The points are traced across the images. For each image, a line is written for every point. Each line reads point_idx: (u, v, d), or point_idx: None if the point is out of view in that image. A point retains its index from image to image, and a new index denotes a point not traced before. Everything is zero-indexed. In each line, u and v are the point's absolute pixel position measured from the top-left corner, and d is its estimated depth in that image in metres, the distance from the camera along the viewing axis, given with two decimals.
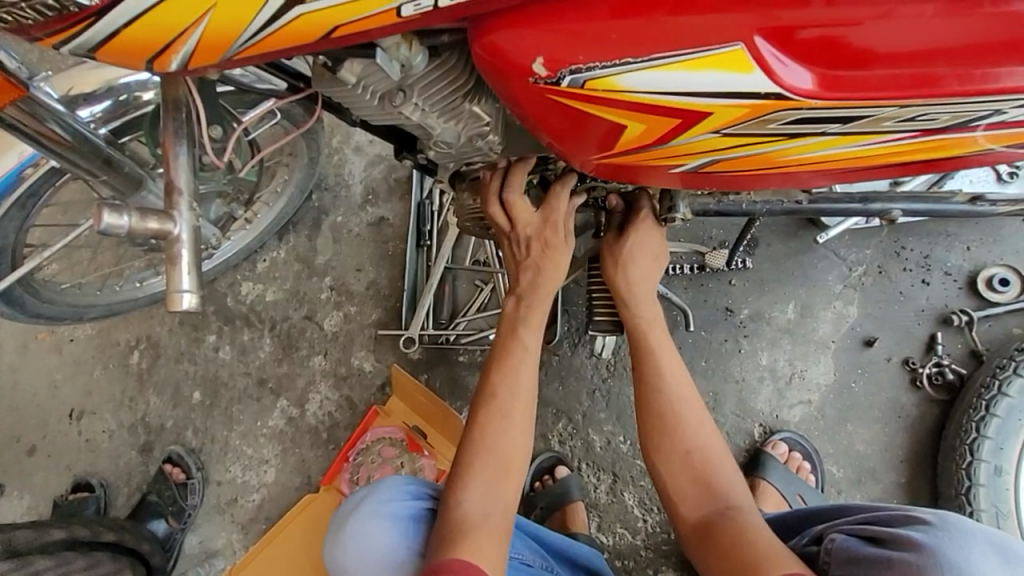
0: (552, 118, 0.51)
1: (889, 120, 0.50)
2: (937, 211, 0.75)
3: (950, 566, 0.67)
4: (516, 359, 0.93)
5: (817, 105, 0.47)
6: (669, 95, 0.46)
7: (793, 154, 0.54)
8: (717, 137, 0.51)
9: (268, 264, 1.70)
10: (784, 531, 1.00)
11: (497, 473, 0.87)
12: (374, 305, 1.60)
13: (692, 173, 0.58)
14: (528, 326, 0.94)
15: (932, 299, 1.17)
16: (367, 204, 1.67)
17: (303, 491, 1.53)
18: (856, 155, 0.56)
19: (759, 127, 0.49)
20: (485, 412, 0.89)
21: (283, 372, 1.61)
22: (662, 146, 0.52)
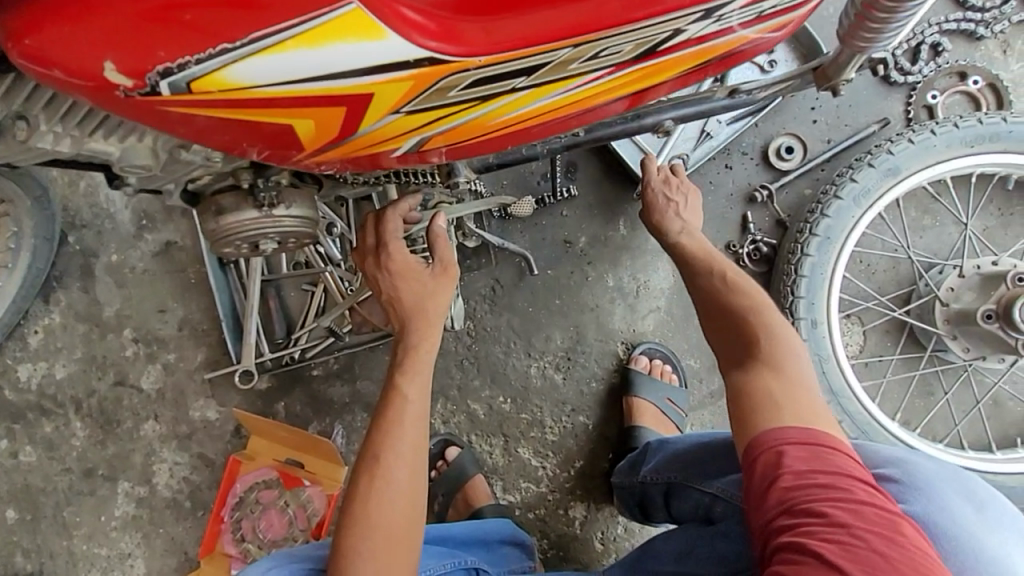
0: (214, 134, 0.49)
1: (576, 61, 0.53)
2: (704, 111, 0.73)
3: (945, 537, 0.70)
4: (395, 435, 0.74)
5: (484, 61, 0.49)
6: (297, 83, 0.45)
7: (502, 115, 0.55)
8: (400, 118, 0.51)
9: (42, 335, 1.37)
10: (681, 469, 0.98)
11: (387, 554, 0.72)
12: (195, 344, 1.35)
13: (416, 153, 0.57)
14: (418, 386, 0.76)
15: (737, 180, 1.23)
16: (143, 230, 1.37)
17: (186, 570, 1.32)
18: (563, 106, 0.57)
19: (440, 97, 0.50)
20: (365, 483, 0.73)
21: (112, 454, 1.35)
22: (352, 138, 0.52)
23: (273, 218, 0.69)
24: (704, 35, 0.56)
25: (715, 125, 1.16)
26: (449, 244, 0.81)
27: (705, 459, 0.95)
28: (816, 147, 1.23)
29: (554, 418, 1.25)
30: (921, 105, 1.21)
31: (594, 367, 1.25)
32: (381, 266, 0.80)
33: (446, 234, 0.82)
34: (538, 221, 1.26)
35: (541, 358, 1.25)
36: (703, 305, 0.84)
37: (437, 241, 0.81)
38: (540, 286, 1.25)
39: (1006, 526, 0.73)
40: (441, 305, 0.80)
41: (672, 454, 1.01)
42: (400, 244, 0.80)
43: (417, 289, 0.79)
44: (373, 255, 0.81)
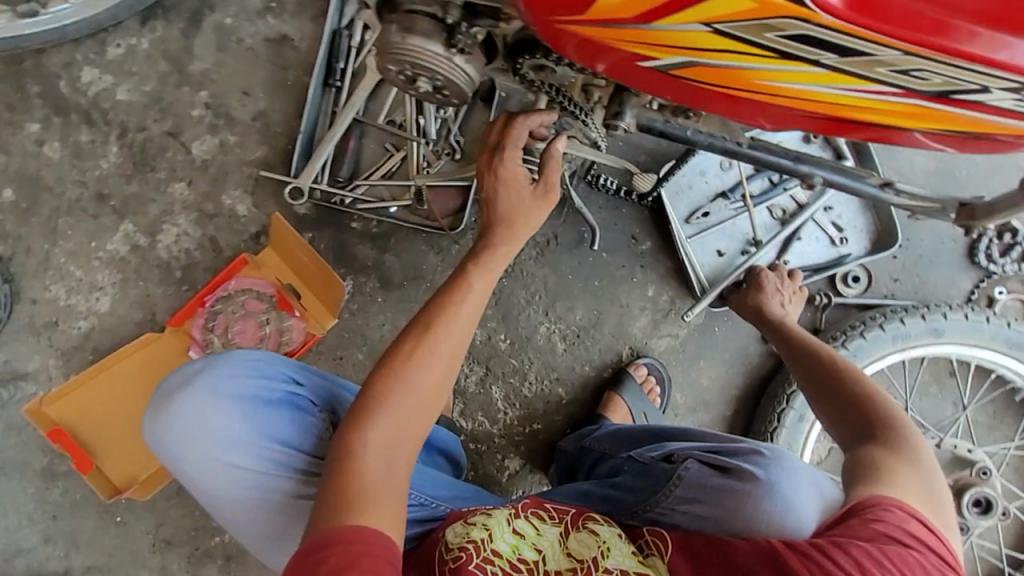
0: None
1: (886, 68, 0.53)
2: (855, 188, 0.82)
3: (782, 497, 0.78)
4: (451, 315, 0.77)
5: (826, 22, 0.48)
6: None
7: (783, 81, 0.55)
8: (707, 33, 0.51)
9: (123, 51, 1.35)
10: (615, 442, 1.05)
11: (412, 411, 0.73)
12: (259, 140, 1.35)
13: (662, 73, 0.57)
14: (482, 278, 0.80)
15: (806, 262, 1.27)
16: (268, 11, 1.35)
17: (144, 329, 1.33)
18: (822, 101, 0.58)
19: (757, 33, 0.50)
20: (417, 337, 0.75)
21: (131, 192, 1.35)
22: (642, 27, 0.51)
23: (452, 62, 0.72)
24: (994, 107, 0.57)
25: None
26: (557, 175, 0.84)
27: (635, 437, 1.02)
28: (882, 280, 1.29)
29: (536, 377, 1.31)
30: (986, 293, 1.29)
31: (594, 355, 1.31)
32: (491, 154, 0.82)
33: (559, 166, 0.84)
34: (619, 206, 1.30)
35: (554, 322, 1.30)
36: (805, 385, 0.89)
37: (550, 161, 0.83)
38: (589, 261, 1.30)
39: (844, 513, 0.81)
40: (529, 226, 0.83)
41: (613, 432, 1.07)
42: (516, 153, 0.82)
43: (517, 203, 0.82)
44: (488, 146, 0.83)
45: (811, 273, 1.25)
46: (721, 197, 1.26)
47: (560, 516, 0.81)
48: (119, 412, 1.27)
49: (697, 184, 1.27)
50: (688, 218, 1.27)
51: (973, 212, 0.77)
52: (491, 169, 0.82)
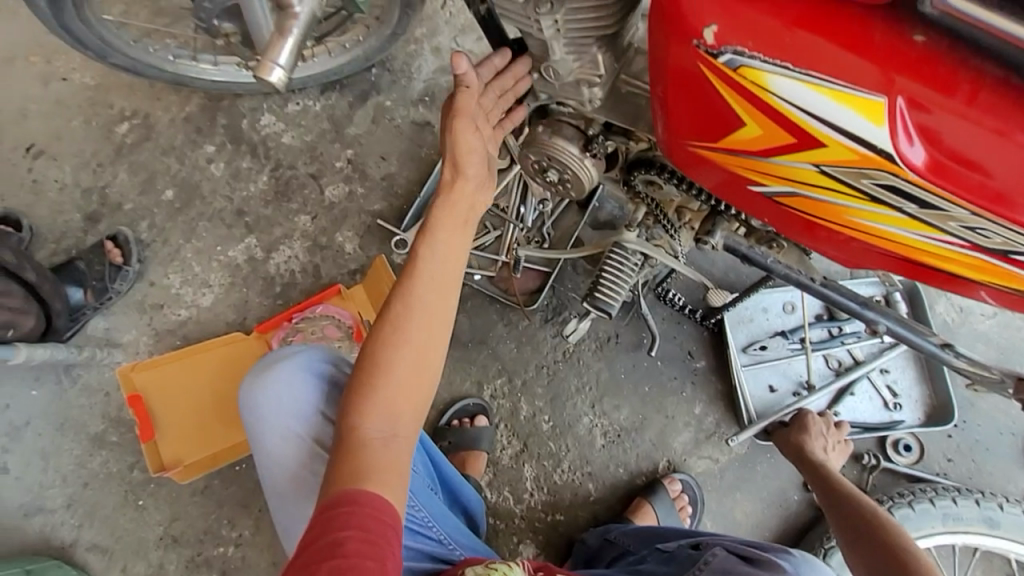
0: (682, 95, 0.63)
1: (954, 222, 0.61)
2: (913, 340, 0.95)
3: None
4: (426, 288, 0.80)
5: (912, 179, 0.58)
6: (796, 108, 0.58)
7: (862, 218, 0.65)
8: (813, 171, 0.63)
9: (299, 108, 1.66)
10: (642, 538, 1.05)
11: (402, 381, 0.77)
12: (381, 197, 1.58)
13: (769, 197, 0.70)
14: (440, 256, 0.81)
15: (858, 416, 1.29)
16: (420, 103, 1.66)
17: (232, 329, 1.49)
18: (905, 243, 0.66)
19: (855, 179, 0.61)
20: (405, 288, 0.79)
21: (264, 214, 1.58)
22: (762, 159, 0.65)
23: (583, 163, 0.89)
24: None
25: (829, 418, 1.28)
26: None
27: (657, 536, 1.03)
28: (935, 456, 1.28)
29: (570, 466, 1.32)
30: None
31: (631, 458, 1.33)
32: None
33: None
34: (681, 322, 1.39)
35: (599, 416, 1.34)
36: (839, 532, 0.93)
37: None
38: (644, 366, 1.37)
39: None
40: (479, 203, 0.86)
41: (637, 529, 1.08)
42: None
43: None
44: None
45: (860, 429, 1.28)
46: (780, 335, 1.34)
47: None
48: (186, 398, 1.39)
49: (759, 318, 1.35)
50: (745, 347, 1.34)
51: None
52: None
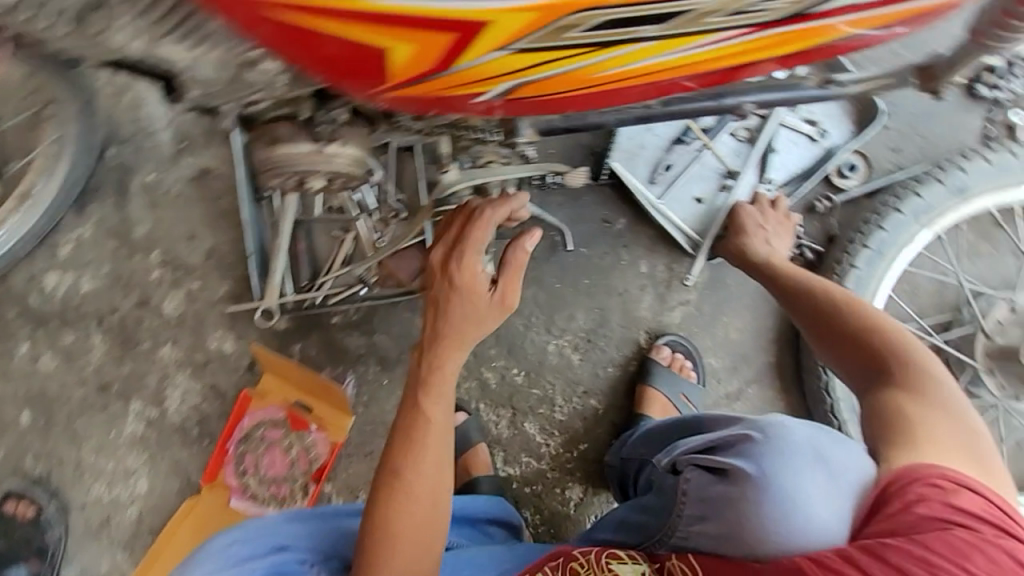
0: (261, 29, 0.44)
1: (711, 16, 0.47)
2: (796, 99, 0.73)
3: (784, 490, 0.69)
4: (436, 437, 0.87)
5: (614, 3, 0.43)
6: (416, 3, 0.41)
7: (609, 69, 0.52)
8: (508, 56, 0.47)
9: (72, 246, 1.38)
10: (652, 444, 1.00)
11: (420, 506, 0.86)
12: (219, 276, 1.35)
13: (498, 100, 0.54)
14: (443, 413, 0.88)
15: (788, 165, 1.15)
16: (182, 153, 1.36)
17: (188, 494, 1.34)
18: (685, 62, 0.53)
19: (556, 37, 0.46)
20: (401, 438, 0.87)
21: (127, 372, 1.37)
22: (447, 73, 0.48)
23: (325, 154, 0.68)
24: (859, 8, 0.51)
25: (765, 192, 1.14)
26: (524, 255, 0.90)
27: (664, 434, 0.98)
28: (879, 157, 1.17)
29: (565, 397, 1.24)
30: (1003, 123, 1.13)
31: (613, 353, 1.23)
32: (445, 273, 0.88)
33: (526, 252, 0.91)
34: (577, 196, 1.23)
35: (561, 336, 1.24)
36: (817, 340, 0.84)
37: (514, 256, 0.90)
38: (571, 263, 1.22)
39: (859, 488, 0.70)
40: (461, 341, 0.87)
41: (646, 433, 1.03)
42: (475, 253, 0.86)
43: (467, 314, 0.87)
44: (444, 253, 0.88)
45: (798, 182, 1.14)
46: (677, 143, 1.15)
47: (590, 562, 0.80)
48: None
49: (647, 140, 1.16)
50: (652, 178, 1.17)
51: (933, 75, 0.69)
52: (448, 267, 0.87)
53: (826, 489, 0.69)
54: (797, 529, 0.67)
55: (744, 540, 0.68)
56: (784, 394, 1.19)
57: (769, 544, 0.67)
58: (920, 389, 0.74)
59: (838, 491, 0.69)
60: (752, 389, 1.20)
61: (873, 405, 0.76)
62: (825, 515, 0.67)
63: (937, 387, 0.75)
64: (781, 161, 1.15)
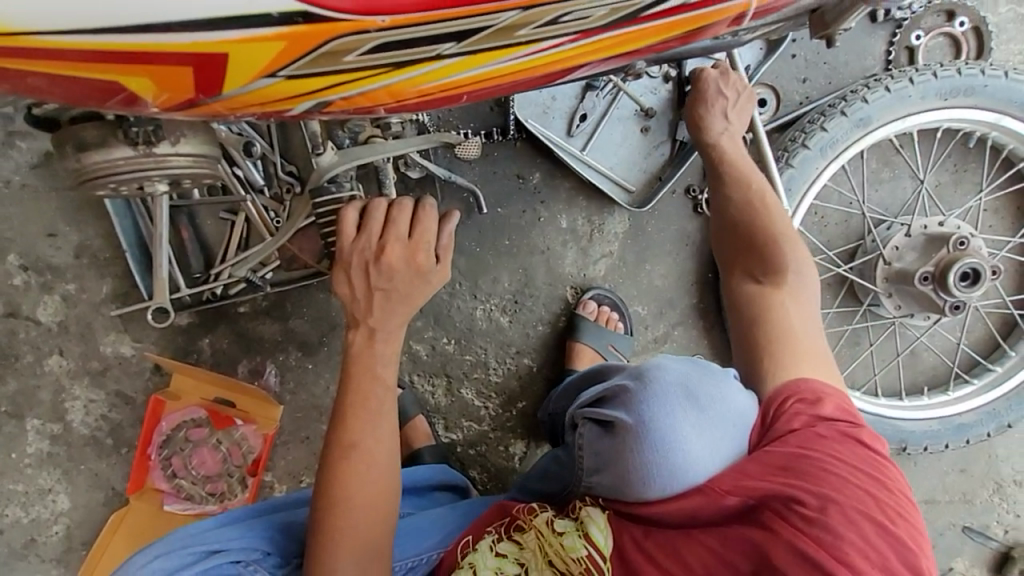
0: (48, 90, 0.49)
1: (520, 28, 0.52)
2: (684, 53, 0.66)
3: (657, 439, 0.71)
4: (363, 462, 0.71)
5: (385, 23, 0.48)
6: (142, 37, 0.44)
7: (430, 83, 0.54)
8: (284, 82, 0.50)
9: None
10: (569, 397, 1.01)
11: (361, 523, 0.72)
12: (98, 274, 1.19)
13: (312, 114, 0.56)
14: (372, 434, 0.72)
15: None
16: (17, 136, 1.14)
17: (114, 505, 1.27)
18: (512, 73, 0.56)
19: (335, 61, 0.49)
20: (339, 456, 0.71)
21: (13, 390, 1.23)
22: (227, 97, 0.51)
23: (155, 157, 0.57)
24: (671, 9, 0.56)
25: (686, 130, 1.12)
26: (451, 237, 0.73)
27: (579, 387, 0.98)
28: (790, 87, 1.14)
29: (498, 359, 1.23)
30: (903, 47, 1.13)
31: (542, 310, 1.22)
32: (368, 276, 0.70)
33: (452, 233, 0.73)
34: (488, 152, 1.14)
35: (488, 300, 1.20)
36: (719, 244, 0.90)
37: (443, 239, 0.72)
38: (489, 225, 1.17)
39: (723, 412, 0.74)
40: (390, 357, 0.72)
41: (566, 386, 1.04)
42: (388, 232, 0.69)
43: (388, 308, 0.70)
44: (361, 260, 0.69)
45: None
46: (589, 89, 1.07)
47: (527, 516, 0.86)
48: None
49: (558, 91, 1.08)
50: (569, 131, 1.10)
51: (825, 20, 0.65)
52: (358, 254, 0.69)
53: (701, 424, 0.73)
54: (679, 468, 0.70)
55: (634, 485, 0.73)
56: (708, 332, 1.23)
57: (656, 487, 0.72)
58: (795, 294, 0.85)
59: (712, 425, 0.73)
60: (678, 331, 1.22)
61: (750, 314, 0.85)
62: (699, 452, 0.71)
63: (805, 286, 0.86)
64: None
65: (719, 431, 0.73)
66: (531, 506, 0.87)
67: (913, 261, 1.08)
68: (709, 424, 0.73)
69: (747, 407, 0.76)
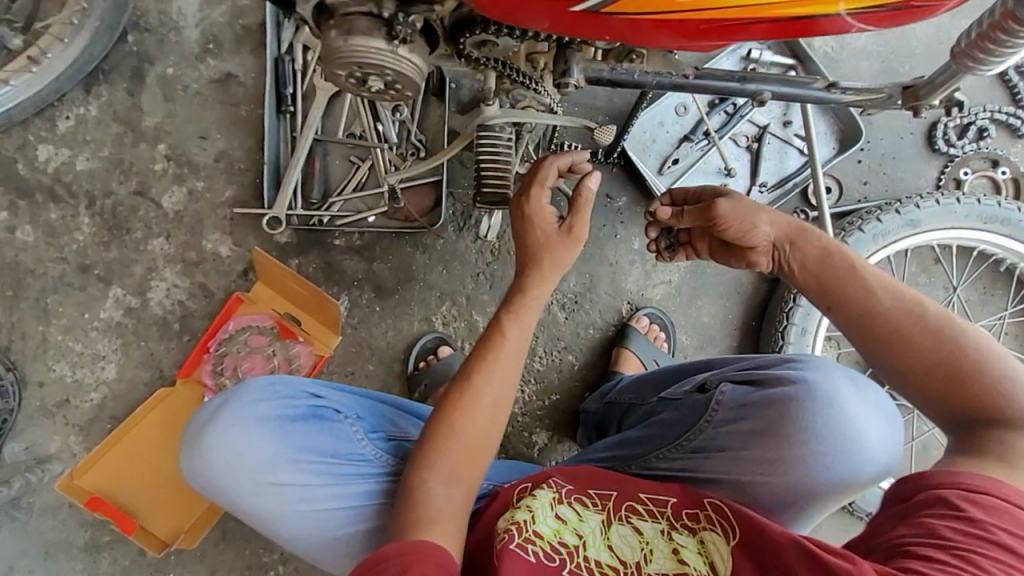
0: None
1: None
2: (804, 94, 0.80)
3: (822, 395, 0.85)
4: (478, 404, 0.83)
5: None
6: None
7: None
8: None
9: (73, 123, 1.34)
10: (644, 388, 1.12)
11: (462, 449, 0.81)
12: (226, 180, 1.35)
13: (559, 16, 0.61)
14: (493, 385, 0.84)
15: (770, 173, 1.31)
16: (207, 54, 1.34)
17: (156, 387, 1.35)
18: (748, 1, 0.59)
19: None
20: (461, 392, 0.83)
21: (112, 257, 1.35)
22: None
23: (396, 55, 0.74)
24: None
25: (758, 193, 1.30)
26: (590, 191, 0.87)
27: (660, 378, 1.11)
28: (852, 186, 1.33)
29: (545, 349, 1.33)
30: (953, 178, 1.32)
31: (596, 316, 1.34)
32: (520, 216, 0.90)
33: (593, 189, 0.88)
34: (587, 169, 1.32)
35: (550, 294, 1.33)
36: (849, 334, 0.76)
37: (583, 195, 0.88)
38: None
39: (875, 403, 0.89)
40: (537, 297, 0.89)
41: (639, 379, 1.14)
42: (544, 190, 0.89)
43: (537, 250, 0.88)
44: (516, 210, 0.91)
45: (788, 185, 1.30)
46: (685, 140, 1.28)
47: (603, 501, 0.86)
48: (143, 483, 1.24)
49: (659, 135, 1.29)
50: (661, 169, 1.29)
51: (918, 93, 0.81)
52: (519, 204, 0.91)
53: (863, 402, 0.87)
54: (844, 427, 0.84)
55: (780, 434, 0.86)
56: None
57: (818, 438, 0.84)
58: (928, 320, 0.73)
59: (872, 409, 0.88)
60: None
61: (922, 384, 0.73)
62: (858, 419, 0.85)
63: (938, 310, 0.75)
64: (772, 166, 1.31)
65: (874, 416, 0.87)
66: (623, 504, 0.86)
67: None
68: (865, 404, 0.87)
69: (889, 407, 0.91)
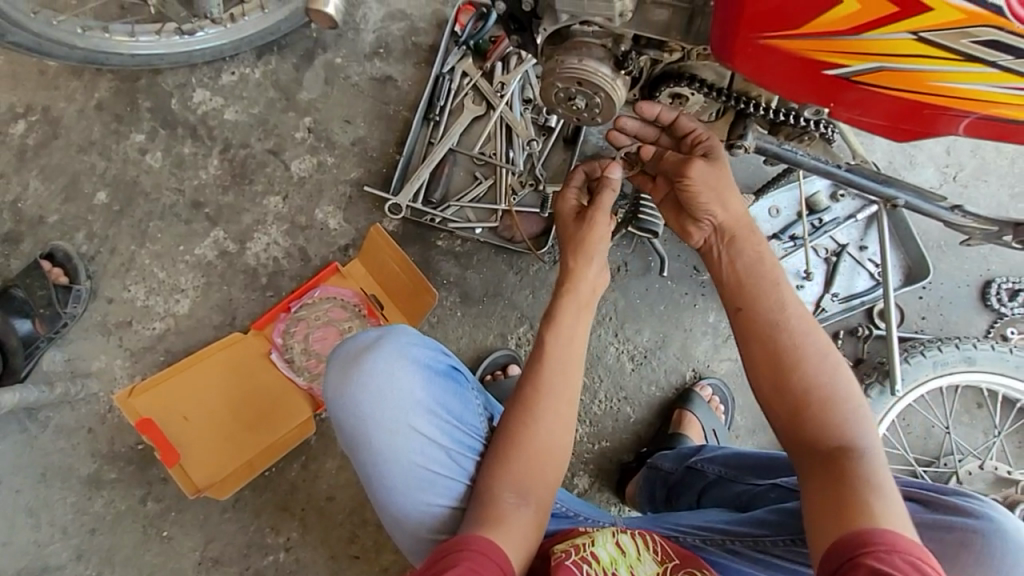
0: None
1: (961, 37, 0.64)
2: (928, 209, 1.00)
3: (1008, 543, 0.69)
4: (548, 407, 0.85)
5: None
6: None
7: (864, 43, 0.65)
8: None
9: (235, 79, 1.46)
10: (738, 467, 1.03)
11: (533, 452, 0.84)
12: (356, 163, 1.45)
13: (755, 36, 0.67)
14: (560, 386, 0.86)
15: (843, 287, 1.44)
16: (376, 56, 1.49)
17: (223, 333, 1.35)
18: (918, 74, 0.67)
19: None
20: (527, 388, 0.86)
21: (227, 202, 1.41)
22: None
23: (616, 83, 0.85)
24: None
25: (829, 301, 1.43)
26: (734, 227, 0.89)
27: (760, 462, 1.01)
28: (911, 319, 1.46)
29: (607, 394, 1.37)
30: (1000, 334, 1.45)
31: (661, 375, 1.39)
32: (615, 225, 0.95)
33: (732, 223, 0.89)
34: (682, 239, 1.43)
35: (624, 343, 1.39)
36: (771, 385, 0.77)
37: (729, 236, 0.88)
38: (656, 288, 1.41)
39: None
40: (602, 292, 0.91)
41: (736, 455, 1.06)
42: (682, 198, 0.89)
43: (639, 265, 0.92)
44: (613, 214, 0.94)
45: (857, 301, 1.43)
46: (775, 238, 1.43)
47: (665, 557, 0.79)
48: (197, 417, 1.25)
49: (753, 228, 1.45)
50: None
51: None
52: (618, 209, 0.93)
53: None
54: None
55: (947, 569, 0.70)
56: None
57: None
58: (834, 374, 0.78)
59: None
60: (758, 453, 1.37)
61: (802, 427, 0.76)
62: None
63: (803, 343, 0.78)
64: (846, 281, 1.43)
65: None
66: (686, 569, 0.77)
67: (973, 489, 1.26)
68: None
69: None
